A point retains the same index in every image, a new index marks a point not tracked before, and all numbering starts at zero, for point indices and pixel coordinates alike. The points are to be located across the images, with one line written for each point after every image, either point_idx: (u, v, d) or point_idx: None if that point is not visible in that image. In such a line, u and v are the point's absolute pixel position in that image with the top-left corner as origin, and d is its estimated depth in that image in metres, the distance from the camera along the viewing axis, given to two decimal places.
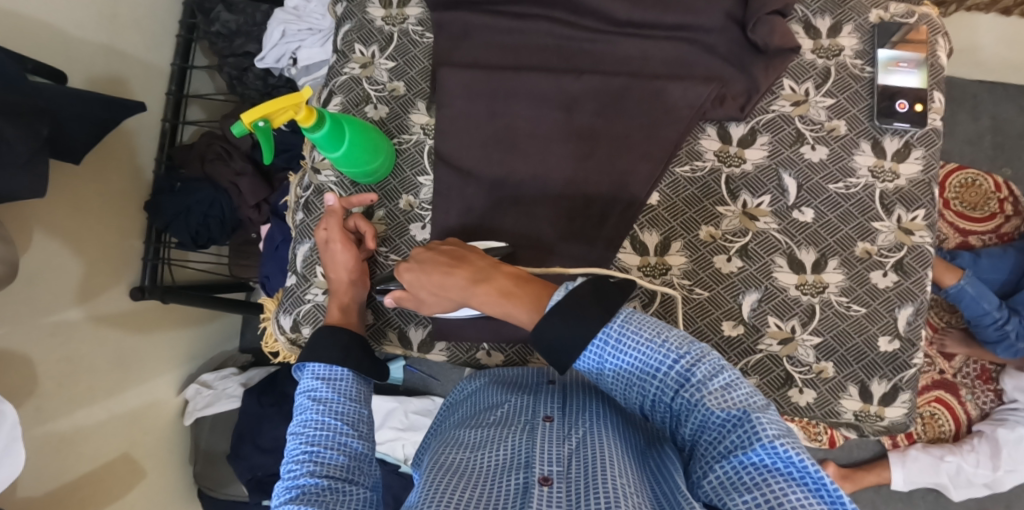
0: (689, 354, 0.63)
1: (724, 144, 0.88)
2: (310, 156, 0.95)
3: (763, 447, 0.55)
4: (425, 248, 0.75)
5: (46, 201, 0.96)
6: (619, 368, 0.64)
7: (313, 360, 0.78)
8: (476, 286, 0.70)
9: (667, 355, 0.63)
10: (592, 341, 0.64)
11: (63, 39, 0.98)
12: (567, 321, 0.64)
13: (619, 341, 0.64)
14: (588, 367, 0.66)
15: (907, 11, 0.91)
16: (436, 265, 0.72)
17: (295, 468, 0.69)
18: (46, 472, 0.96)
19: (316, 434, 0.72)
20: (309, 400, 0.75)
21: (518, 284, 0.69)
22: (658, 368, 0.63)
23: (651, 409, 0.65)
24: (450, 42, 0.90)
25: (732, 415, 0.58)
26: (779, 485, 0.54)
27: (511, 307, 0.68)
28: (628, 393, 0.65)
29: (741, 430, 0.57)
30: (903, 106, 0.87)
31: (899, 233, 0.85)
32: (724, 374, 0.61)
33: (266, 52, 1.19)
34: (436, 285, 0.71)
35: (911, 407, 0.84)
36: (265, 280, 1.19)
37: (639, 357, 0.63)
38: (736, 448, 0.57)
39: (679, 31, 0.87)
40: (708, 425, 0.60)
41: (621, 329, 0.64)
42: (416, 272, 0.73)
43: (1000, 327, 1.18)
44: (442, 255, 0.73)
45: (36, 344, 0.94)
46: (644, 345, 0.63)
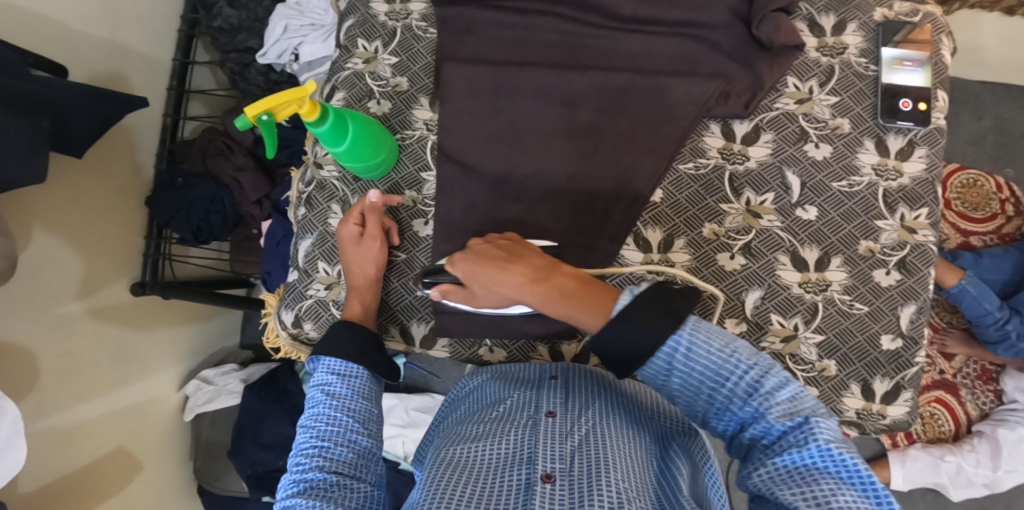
0: (760, 365, 0.63)
1: (728, 141, 0.88)
2: (312, 151, 0.95)
3: (818, 448, 0.57)
4: (481, 240, 0.74)
5: (47, 195, 0.96)
6: (685, 374, 0.64)
7: (329, 355, 0.77)
8: (537, 284, 0.69)
9: (738, 365, 0.63)
10: (662, 347, 0.64)
11: (64, 32, 0.97)
12: (636, 327, 0.64)
13: (689, 348, 0.64)
14: (656, 369, 0.65)
15: (912, 10, 0.91)
16: (493, 260, 0.70)
17: (303, 462, 0.69)
18: (46, 467, 0.96)
19: (327, 429, 0.72)
20: (322, 395, 0.75)
21: (580, 285, 0.69)
22: (728, 378, 0.63)
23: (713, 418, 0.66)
24: (454, 38, 0.90)
25: (796, 425, 0.59)
26: (830, 485, 0.56)
27: (576, 310, 0.68)
28: (694, 400, 0.65)
29: (798, 432, 0.59)
30: (907, 105, 0.87)
31: (902, 232, 0.85)
32: (791, 387, 0.62)
33: (268, 47, 1.19)
34: (493, 281, 0.69)
35: (913, 405, 0.84)
36: (266, 276, 1.18)
37: (709, 366, 0.64)
38: (791, 446, 0.58)
39: (684, 28, 0.87)
40: (769, 433, 0.61)
41: (692, 337, 0.64)
42: (472, 266, 0.70)
43: (1001, 328, 1.18)
44: (499, 250, 0.71)
45: (38, 338, 0.94)
46: (715, 353, 0.64)
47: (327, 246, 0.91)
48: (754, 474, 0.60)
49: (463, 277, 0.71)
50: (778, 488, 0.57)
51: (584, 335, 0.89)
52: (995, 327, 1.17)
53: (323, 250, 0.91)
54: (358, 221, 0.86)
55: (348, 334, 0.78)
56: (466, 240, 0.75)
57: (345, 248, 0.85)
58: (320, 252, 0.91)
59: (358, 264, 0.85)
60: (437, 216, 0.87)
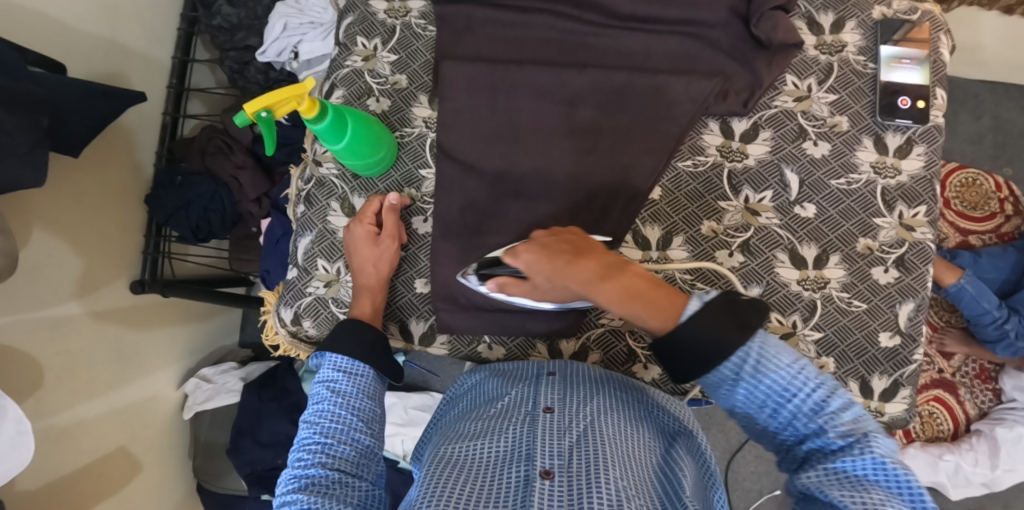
0: (827, 385, 0.63)
1: (727, 139, 0.88)
2: (311, 149, 0.95)
3: (873, 460, 0.58)
4: (547, 233, 0.73)
5: (46, 194, 0.96)
6: (751, 386, 0.64)
7: (335, 352, 0.77)
8: (604, 282, 0.69)
9: (805, 384, 0.63)
10: (730, 357, 0.64)
11: (63, 30, 0.97)
12: (706, 332, 0.64)
13: (758, 362, 0.63)
14: (721, 378, 0.65)
15: (910, 8, 0.91)
16: (560, 254, 0.69)
17: (305, 458, 0.69)
18: (46, 465, 0.96)
19: (330, 426, 0.72)
20: (326, 391, 0.75)
21: (649, 285, 0.69)
22: (794, 394, 0.63)
23: (771, 432, 0.66)
24: (453, 36, 0.90)
25: (854, 441, 0.60)
26: (883, 497, 0.56)
27: (642, 310, 0.68)
28: (756, 412, 0.65)
29: (856, 447, 0.59)
30: (905, 103, 0.87)
31: (900, 230, 0.85)
32: (856, 409, 0.62)
33: (267, 45, 1.19)
34: (560, 275, 0.69)
35: (911, 403, 0.84)
36: (265, 274, 1.18)
37: (776, 381, 0.63)
38: (847, 457, 0.59)
39: (683, 25, 0.87)
40: (827, 447, 0.61)
41: (761, 352, 0.64)
42: (538, 259, 0.69)
43: (1000, 326, 1.18)
44: (566, 245, 0.71)
45: (37, 336, 0.94)
46: (783, 369, 0.63)
47: (326, 243, 0.91)
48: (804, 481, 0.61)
49: (526, 269, 0.70)
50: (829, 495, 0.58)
51: (583, 332, 0.89)
52: (993, 326, 1.17)
53: (323, 247, 0.91)
54: (373, 221, 0.86)
55: (351, 330, 0.79)
56: (531, 231, 0.74)
57: (360, 247, 0.85)
58: (320, 249, 0.91)
59: (376, 264, 0.85)
60: (437, 213, 0.87)
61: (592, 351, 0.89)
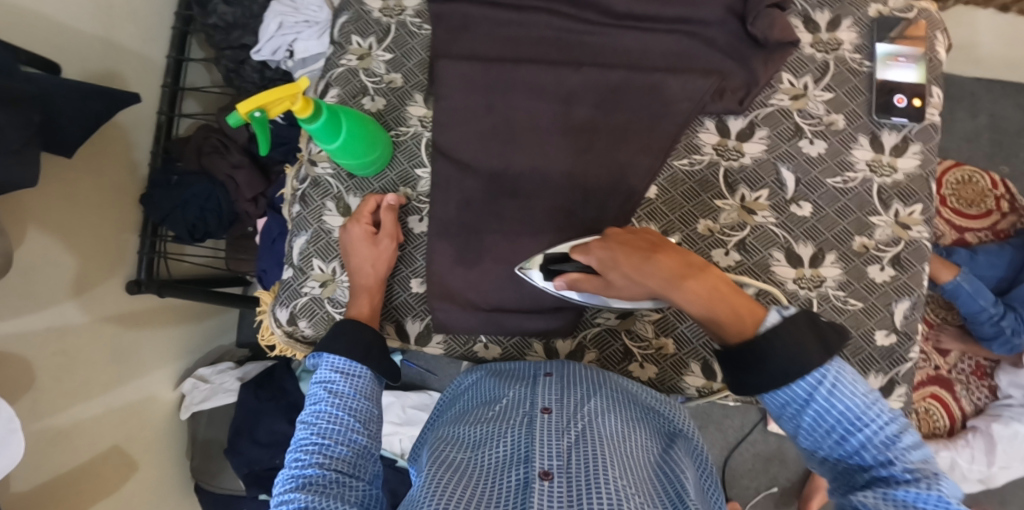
0: (900, 420, 0.61)
1: (723, 138, 0.88)
2: (306, 148, 0.95)
3: (937, 496, 0.56)
4: (627, 232, 0.74)
5: (41, 194, 0.95)
6: (822, 409, 0.62)
7: (332, 353, 0.77)
8: (683, 279, 0.67)
9: (878, 416, 0.61)
10: (806, 376, 0.62)
11: (58, 28, 0.97)
12: (787, 342, 0.62)
13: (833, 385, 0.62)
14: (792, 397, 0.63)
15: (906, 6, 0.91)
16: (637, 250, 0.70)
17: (303, 458, 0.69)
18: (43, 465, 0.96)
19: (327, 427, 0.71)
20: (323, 392, 0.74)
21: (730, 288, 0.67)
22: (864, 424, 0.61)
23: (828, 460, 0.64)
24: (449, 34, 0.89)
25: (920, 477, 0.58)
26: None
27: (721, 312, 0.66)
28: (819, 436, 0.63)
29: (923, 484, 0.57)
30: (901, 101, 0.87)
31: (896, 228, 0.85)
32: (925, 448, 0.60)
33: (263, 44, 1.18)
34: (634, 271, 0.69)
35: (907, 401, 0.84)
36: (262, 273, 1.19)
37: (850, 408, 0.61)
38: (913, 491, 0.57)
39: (679, 24, 0.87)
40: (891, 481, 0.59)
41: (839, 376, 0.62)
42: (614, 254, 0.71)
43: (996, 323, 1.18)
44: (644, 243, 0.71)
45: (33, 336, 0.94)
46: (858, 398, 0.62)
47: (322, 243, 0.91)
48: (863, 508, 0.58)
49: (602, 265, 0.72)
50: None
51: (579, 331, 0.89)
52: (990, 323, 1.18)
53: (318, 247, 0.91)
54: (369, 221, 0.86)
55: (347, 330, 0.79)
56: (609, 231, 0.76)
57: (358, 247, 0.85)
58: (315, 249, 0.91)
59: (376, 265, 0.85)
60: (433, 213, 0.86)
61: (588, 351, 0.89)
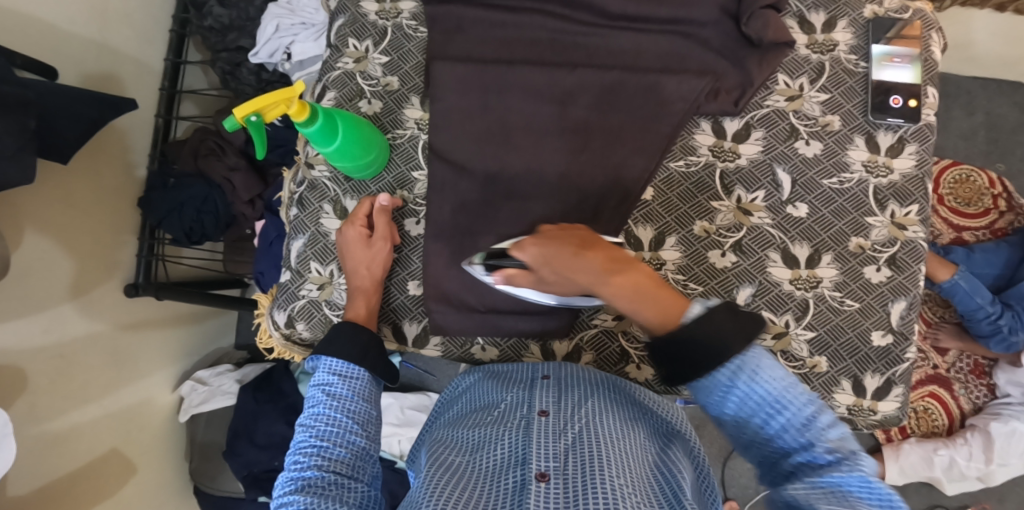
0: (817, 401, 0.62)
1: (719, 139, 0.88)
2: (303, 151, 0.95)
3: (861, 478, 0.57)
4: (558, 228, 0.72)
5: (37, 198, 0.95)
6: (746, 395, 0.62)
7: (330, 355, 0.77)
8: (611, 276, 0.67)
9: (796, 399, 0.62)
10: (727, 365, 0.62)
11: (53, 32, 0.97)
12: (707, 334, 0.62)
13: (754, 373, 0.62)
14: (715, 385, 0.63)
15: (901, 7, 0.91)
16: (567, 247, 0.68)
17: (302, 460, 0.69)
18: (40, 469, 0.96)
19: (326, 429, 0.72)
20: (322, 394, 0.75)
21: (655, 283, 0.67)
22: (785, 408, 0.62)
23: (753, 445, 0.64)
24: (444, 36, 0.89)
25: (842, 458, 0.59)
26: None
27: (646, 307, 0.66)
28: (743, 423, 0.63)
29: (845, 465, 0.58)
30: (897, 101, 0.87)
31: (892, 229, 0.85)
32: (841, 427, 0.62)
33: (259, 47, 1.18)
34: (565, 268, 0.68)
35: (904, 401, 0.84)
36: (259, 276, 1.19)
37: (772, 392, 0.62)
38: (838, 475, 0.58)
39: (673, 25, 0.87)
40: (815, 465, 0.60)
41: (758, 361, 0.62)
42: (545, 251, 0.69)
43: (993, 322, 1.18)
44: (575, 239, 0.70)
45: (30, 341, 0.94)
46: (779, 383, 0.62)
47: (319, 246, 0.91)
48: (795, 498, 0.58)
49: (532, 261, 0.69)
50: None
51: (576, 332, 0.89)
52: (987, 321, 1.18)
53: (316, 250, 0.91)
54: (365, 223, 0.86)
55: (345, 332, 0.79)
56: (540, 225, 0.73)
57: (353, 250, 0.85)
58: (313, 252, 0.91)
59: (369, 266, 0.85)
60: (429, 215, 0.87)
61: (585, 352, 0.89)
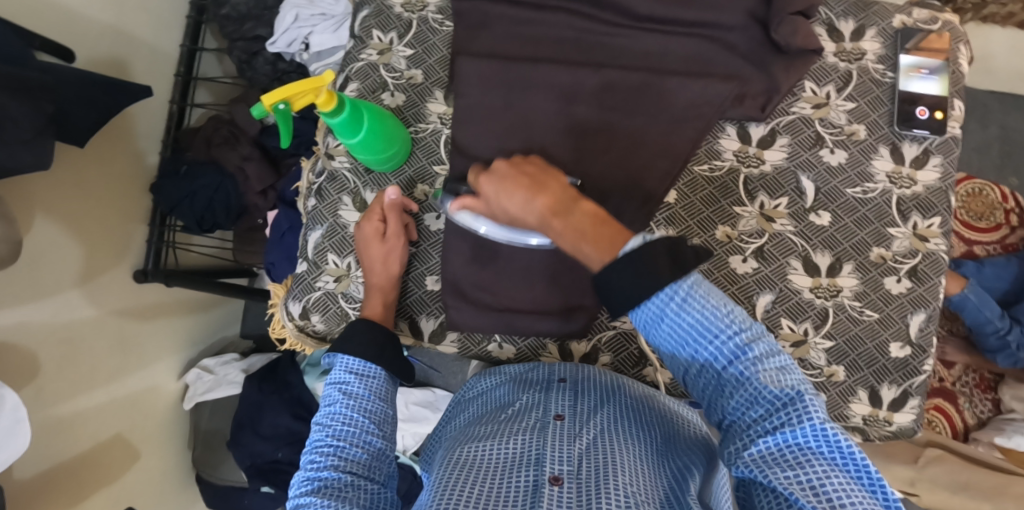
0: (752, 329, 0.58)
1: (744, 144, 0.88)
2: (323, 142, 0.94)
3: (813, 428, 0.53)
4: (508, 163, 0.70)
5: (48, 181, 0.94)
6: (676, 324, 0.58)
7: (347, 353, 0.77)
8: (554, 218, 0.65)
9: (729, 326, 0.58)
10: (658, 294, 0.58)
11: (71, 15, 0.96)
12: (635, 274, 0.57)
13: (684, 300, 0.58)
14: (646, 314, 0.59)
15: (930, 18, 0.90)
16: (517, 187, 0.68)
17: (319, 460, 0.68)
18: (44, 454, 0.95)
19: (343, 429, 0.71)
20: (339, 393, 0.74)
21: (595, 223, 0.64)
22: (716, 335, 0.58)
23: (693, 377, 0.60)
24: (469, 32, 0.89)
25: (787, 399, 0.55)
26: (822, 468, 0.52)
27: (583, 244, 0.63)
28: (678, 352, 0.60)
29: (790, 409, 0.54)
30: (924, 113, 0.87)
31: (914, 240, 0.85)
32: (779, 356, 0.57)
33: (277, 36, 1.17)
34: (517, 208, 0.68)
35: (919, 413, 0.84)
36: (271, 267, 1.18)
37: (701, 320, 0.58)
38: (781, 424, 0.54)
39: (700, 29, 0.86)
40: (756, 405, 0.56)
41: (690, 289, 0.58)
42: (497, 188, 0.69)
43: (1001, 337, 1.18)
44: (524, 179, 0.68)
45: (39, 324, 0.93)
46: (709, 310, 0.58)
47: (337, 238, 0.90)
48: (744, 453, 0.55)
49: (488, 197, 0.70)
50: (768, 470, 0.53)
51: (594, 333, 0.89)
52: (995, 336, 1.18)
53: (333, 242, 0.90)
54: (381, 218, 0.85)
55: (362, 329, 0.79)
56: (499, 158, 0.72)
57: (369, 245, 0.84)
58: (330, 243, 0.90)
59: (384, 261, 0.84)
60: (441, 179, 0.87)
61: (602, 353, 0.89)
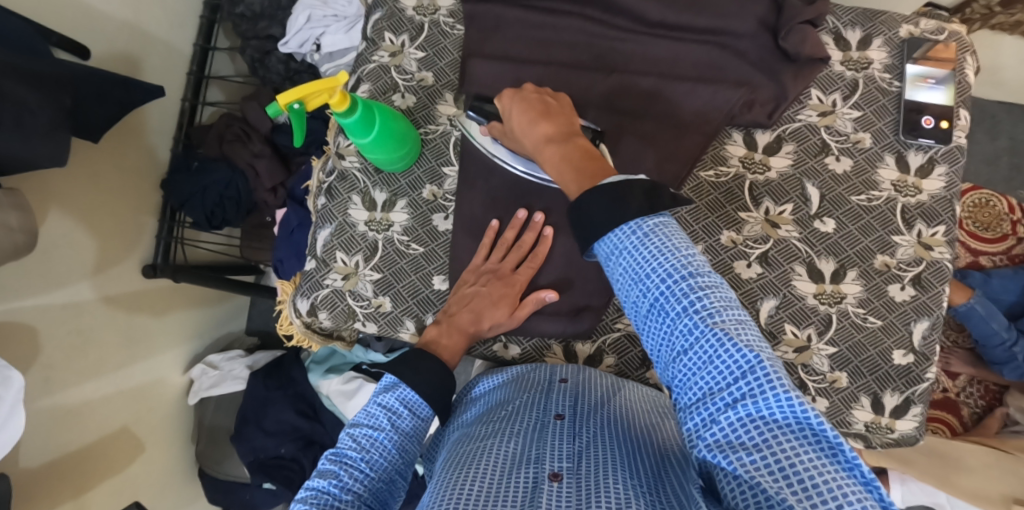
0: (704, 276, 0.57)
1: (750, 150, 0.89)
2: (334, 141, 0.95)
3: (777, 399, 0.53)
4: (533, 90, 0.76)
5: (63, 175, 0.96)
6: (632, 264, 0.59)
7: (413, 390, 0.72)
8: (549, 144, 0.69)
9: (681, 270, 0.57)
10: (621, 226, 0.59)
11: (89, 12, 0.98)
12: (608, 202, 0.59)
13: (645, 236, 0.58)
14: (606, 249, 0.61)
15: (938, 28, 0.91)
16: (530, 110, 0.73)
17: (345, 479, 0.64)
18: (50, 443, 0.96)
19: (377, 460, 0.67)
20: (386, 423, 0.70)
21: (583, 156, 0.67)
22: (665, 277, 0.57)
23: (643, 320, 0.60)
24: (481, 35, 0.90)
25: (750, 366, 0.54)
26: (791, 445, 0.52)
27: (565, 173, 0.66)
28: (630, 290, 0.60)
29: (750, 379, 0.54)
30: (929, 122, 0.87)
31: (918, 248, 0.86)
32: (735, 309, 0.57)
33: (289, 37, 1.19)
34: (521, 129, 0.73)
35: (922, 421, 0.84)
36: (279, 263, 1.19)
37: (652, 260, 0.58)
38: (743, 396, 0.54)
39: (709, 36, 0.87)
40: (712, 359, 0.55)
41: (649, 225, 0.59)
42: (511, 109, 0.74)
43: (1008, 349, 1.18)
44: (539, 106, 0.73)
45: (49, 315, 0.95)
46: (662, 250, 0.58)
47: (346, 236, 0.91)
48: (706, 434, 0.55)
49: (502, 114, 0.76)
50: (732, 455, 0.54)
51: (599, 335, 0.89)
52: (1000, 348, 1.18)
53: (342, 240, 0.91)
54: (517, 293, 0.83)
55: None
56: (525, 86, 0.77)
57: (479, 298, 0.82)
58: (339, 242, 0.91)
59: (509, 314, 0.82)
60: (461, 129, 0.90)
61: (607, 355, 0.89)
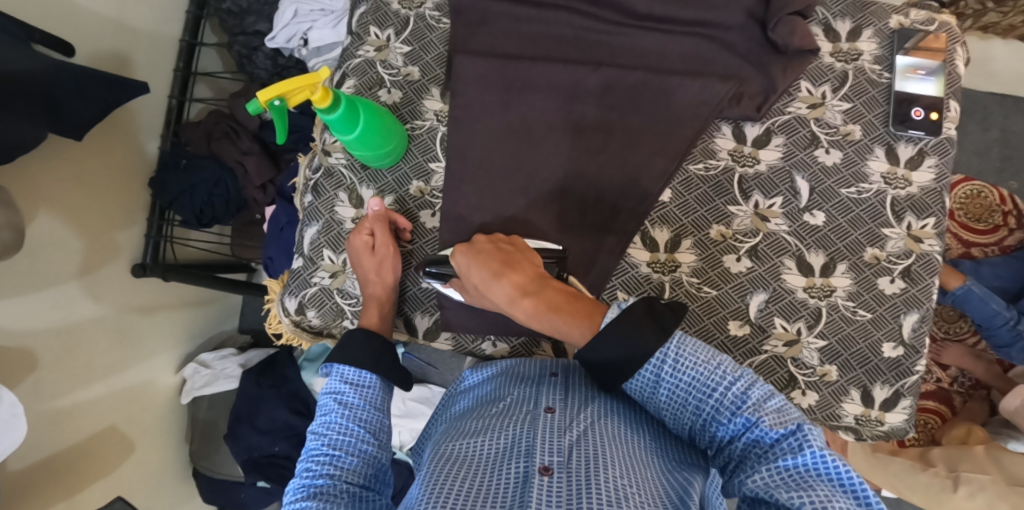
0: (745, 377, 0.63)
1: (739, 143, 0.88)
2: (321, 138, 0.94)
3: (812, 455, 0.57)
4: (485, 239, 0.78)
5: (48, 177, 0.95)
6: (674, 387, 0.64)
7: (344, 363, 0.76)
8: (524, 297, 0.71)
9: (723, 378, 0.63)
10: (648, 362, 0.65)
11: (71, 9, 0.96)
12: (622, 342, 0.64)
13: (676, 361, 0.64)
14: (641, 385, 0.66)
15: (928, 19, 0.90)
16: (489, 263, 0.74)
17: (315, 468, 0.67)
18: (39, 446, 0.95)
19: (339, 438, 0.70)
20: (334, 403, 0.73)
21: (569, 299, 0.70)
22: (712, 390, 0.63)
23: (699, 432, 0.66)
24: (468, 28, 0.88)
25: (790, 432, 0.60)
26: (827, 490, 0.56)
27: (563, 322, 0.69)
28: (681, 413, 0.65)
29: (790, 441, 0.59)
30: (919, 113, 0.87)
31: (909, 241, 0.86)
32: (774, 397, 0.62)
33: (276, 31, 1.17)
34: (483, 283, 0.73)
35: (911, 413, 0.85)
36: (269, 261, 1.19)
37: (695, 378, 0.64)
38: (784, 453, 0.59)
39: (698, 27, 0.86)
40: (761, 441, 0.61)
41: (679, 350, 0.64)
42: (467, 264, 0.75)
43: (1012, 328, 1.17)
44: (496, 258, 0.74)
45: (38, 315, 0.94)
46: (701, 366, 0.64)
47: (334, 234, 0.91)
48: (748, 480, 0.59)
49: (459, 271, 0.77)
50: (777, 490, 0.57)
51: None
52: (1005, 328, 1.16)
53: (329, 238, 0.91)
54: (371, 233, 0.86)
55: (359, 339, 0.78)
56: (473, 236, 0.79)
57: (360, 258, 0.85)
58: (327, 240, 0.91)
59: (370, 254, 0.85)
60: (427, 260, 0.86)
61: None
